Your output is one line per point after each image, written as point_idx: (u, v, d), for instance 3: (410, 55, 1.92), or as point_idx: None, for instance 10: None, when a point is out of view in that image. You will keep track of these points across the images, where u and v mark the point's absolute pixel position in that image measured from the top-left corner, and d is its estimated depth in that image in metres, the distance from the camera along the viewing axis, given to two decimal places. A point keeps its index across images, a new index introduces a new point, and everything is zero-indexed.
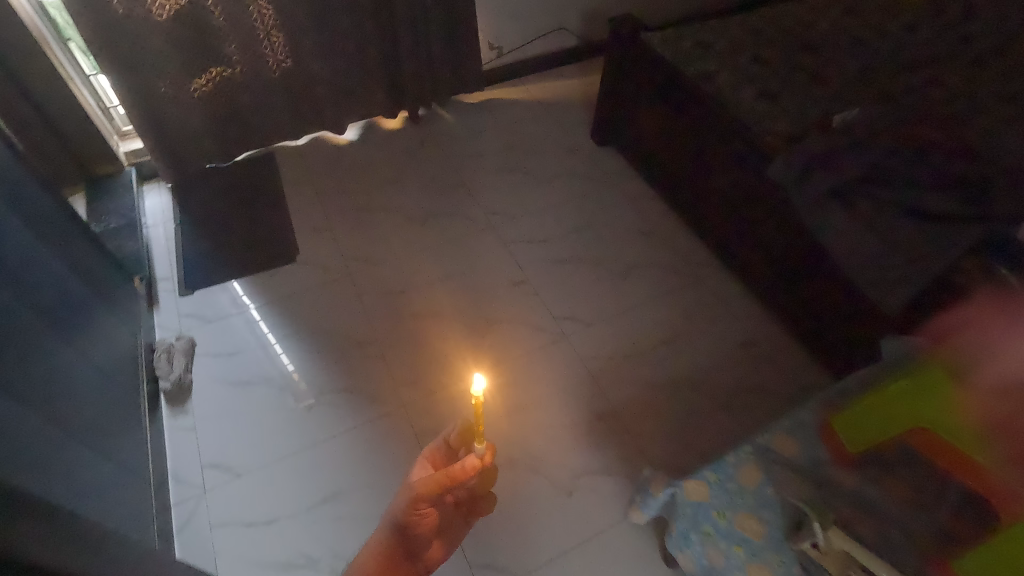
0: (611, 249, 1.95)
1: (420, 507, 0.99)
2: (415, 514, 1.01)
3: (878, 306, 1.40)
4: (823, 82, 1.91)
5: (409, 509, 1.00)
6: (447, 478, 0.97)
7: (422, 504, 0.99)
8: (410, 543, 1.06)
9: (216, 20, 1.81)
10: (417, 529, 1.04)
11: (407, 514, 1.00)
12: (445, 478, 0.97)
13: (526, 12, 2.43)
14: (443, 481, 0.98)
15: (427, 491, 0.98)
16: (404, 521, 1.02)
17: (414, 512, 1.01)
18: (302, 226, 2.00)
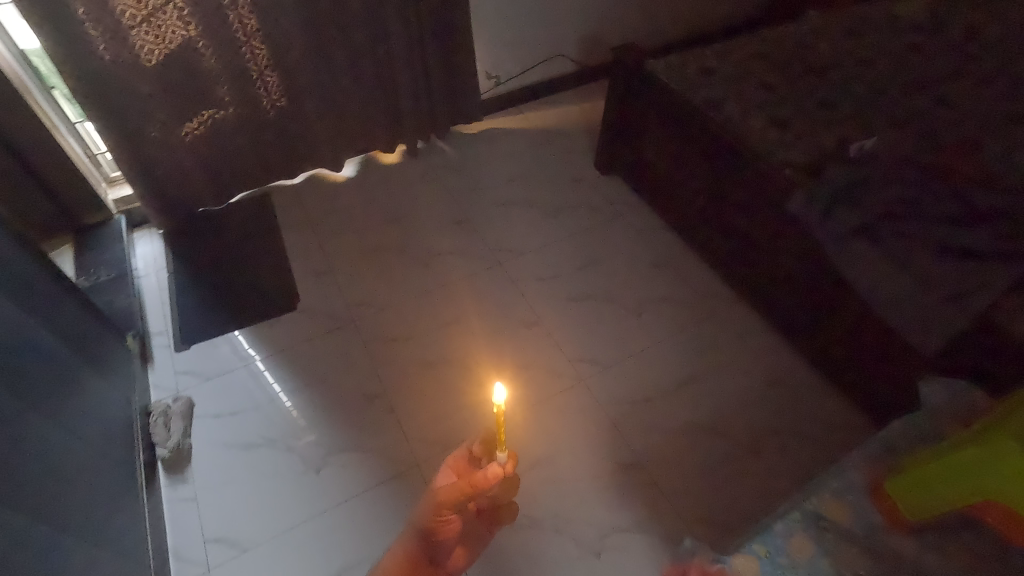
0: (624, 284, 1.89)
1: (445, 511, 1.09)
2: (439, 523, 1.09)
3: (914, 347, 1.33)
4: (833, 106, 1.86)
5: (435, 515, 1.09)
6: (467, 485, 1.06)
7: (446, 510, 1.09)
8: (434, 551, 1.14)
9: (207, 62, 1.74)
10: (439, 538, 1.12)
11: (431, 520, 1.10)
12: (468, 485, 1.06)
13: (524, 40, 2.38)
14: (465, 489, 1.07)
15: (452, 497, 1.07)
16: (428, 527, 1.11)
17: (438, 519, 1.09)
18: (301, 270, 1.92)
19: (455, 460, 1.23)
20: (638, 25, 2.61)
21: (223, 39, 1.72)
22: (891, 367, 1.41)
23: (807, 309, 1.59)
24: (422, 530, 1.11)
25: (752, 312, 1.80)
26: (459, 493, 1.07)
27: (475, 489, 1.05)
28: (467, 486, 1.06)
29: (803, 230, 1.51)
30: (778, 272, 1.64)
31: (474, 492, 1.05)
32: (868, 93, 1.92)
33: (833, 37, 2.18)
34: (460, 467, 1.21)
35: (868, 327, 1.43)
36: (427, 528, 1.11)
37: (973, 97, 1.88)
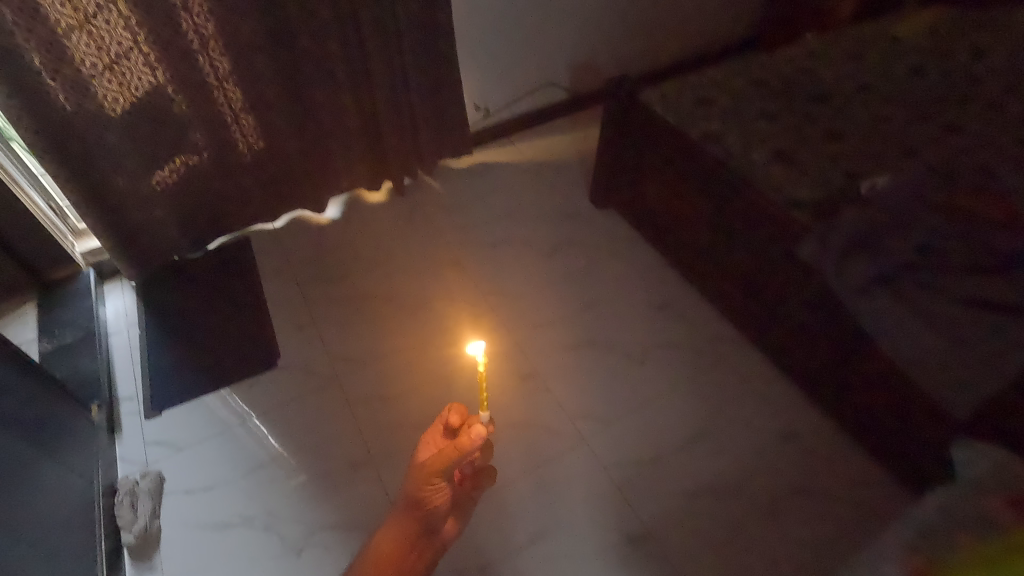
0: (626, 330, 1.78)
1: (434, 483, 1.17)
2: (429, 490, 1.18)
3: (943, 408, 1.23)
4: (839, 136, 1.77)
5: (424, 486, 1.17)
6: (452, 450, 1.11)
7: (434, 480, 1.15)
8: (429, 520, 1.22)
9: (177, 108, 1.65)
10: (432, 506, 1.20)
11: (422, 490, 1.17)
12: (451, 451, 1.12)
13: (512, 70, 2.29)
14: (453, 457, 1.12)
15: (437, 468, 1.14)
16: (418, 496, 1.18)
17: (428, 488, 1.17)
18: (283, 323, 1.81)
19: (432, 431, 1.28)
20: (629, 49, 2.53)
21: (194, 83, 1.62)
22: (916, 424, 1.31)
23: (821, 359, 1.49)
24: (415, 499, 1.18)
25: (761, 357, 1.70)
26: (445, 464, 1.13)
27: (462, 454, 1.11)
28: (447, 455, 1.12)
29: (816, 278, 1.41)
30: (790, 319, 1.54)
31: (459, 456, 1.11)
32: (873, 121, 1.83)
33: (833, 61, 2.10)
34: (437, 439, 1.24)
35: (889, 381, 1.33)
36: (419, 497, 1.18)
37: (981, 122, 1.80)
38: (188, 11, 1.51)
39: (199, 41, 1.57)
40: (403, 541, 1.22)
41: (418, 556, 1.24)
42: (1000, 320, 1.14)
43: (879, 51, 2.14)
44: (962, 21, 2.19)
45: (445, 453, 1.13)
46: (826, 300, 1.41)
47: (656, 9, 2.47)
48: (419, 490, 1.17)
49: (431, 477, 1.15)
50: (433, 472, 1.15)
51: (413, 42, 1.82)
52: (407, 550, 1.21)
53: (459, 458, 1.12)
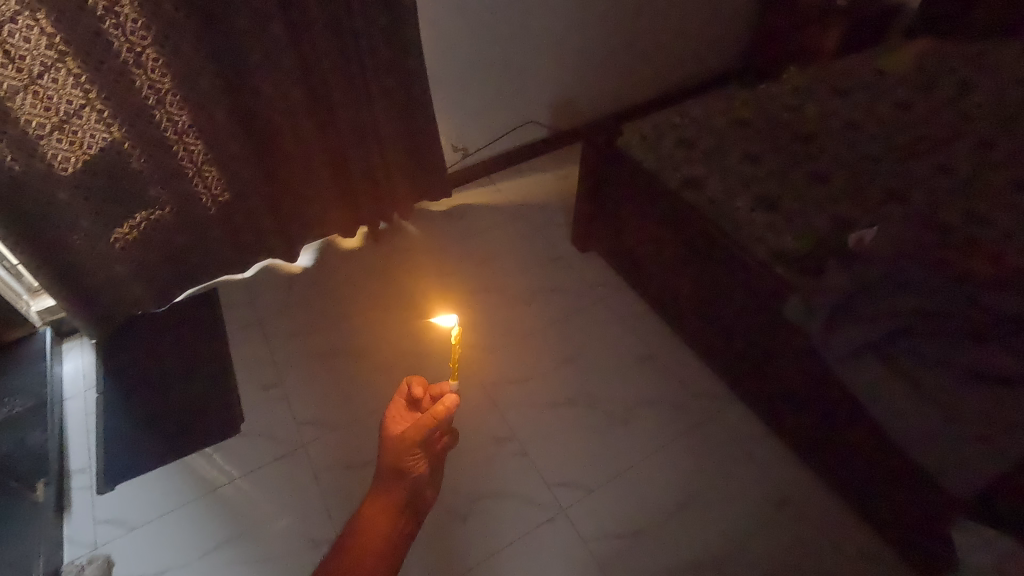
0: (608, 385, 1.70)
1: (415, 451, 1.08)
2: (411, 460, 1.08)
3: (942, 487, 1.15)
4: (824, 178, 1.71)
5: (407, 457, 1.07)
6: (431, 418, 1.06)
7: (416, 447, 1.07)
8: (411, 493, 1.11)
9: (135, 163, 1.57)
10: (415, 476, 1.10)
11: (405, 460, 1.07)
12: (430, 418, 1.06)
13: (491, 110, 2.24)
14: (433, 423, 1.06)
15: (418, 434, 1.06)
16: (398, 470, 1.08)
17: (410, 459, 1.08)
18: (250, 383, 1.74)
19: (394, 405, 1.17)
20: (610, 83, 2.48)
21: (151, 139, 1.55)
22: (914, 498, 1.23)
23: (811, 421, 1.41)
24: (394, 473, 1.08)
25: (750, 413, 1.63)
26: (425, 431, 1.07)
27: (439, 419, 1.06)
28: (427, 422, 1.05)
29: (804, 339, 1.34)
30: (779, 378, 1.46)
31: (438, 422, 1.06)
32: (859, 162, 1.77)
33: (817, 98, 2.04)
34: (400, 413, 1.16)
35: (884, 452, 1.25)
36: (401, 468, 1.08)
37: (970, 163, 1.75)
38: (142, 68, 1.43)
39: (156, 97, 1.49)
40: (386, 517, 1.10)
41: (404, 528, 1.12)
42: (999, 395, 1.06)
43: (865, 85, 2.08)
44: (947, 55, 2.15)
45: (422, 423, 1.06)
46: (814, 362, 1.33)
47: (636, 45, 2.42)
48: (402, 461, 1.07)
49: (412, 446, 1.07)
50: (414, 441, 1.07)
51: (383, 89, 1.76)
52: (393, 523, 1.10)
53: (438, 424, 1.08)
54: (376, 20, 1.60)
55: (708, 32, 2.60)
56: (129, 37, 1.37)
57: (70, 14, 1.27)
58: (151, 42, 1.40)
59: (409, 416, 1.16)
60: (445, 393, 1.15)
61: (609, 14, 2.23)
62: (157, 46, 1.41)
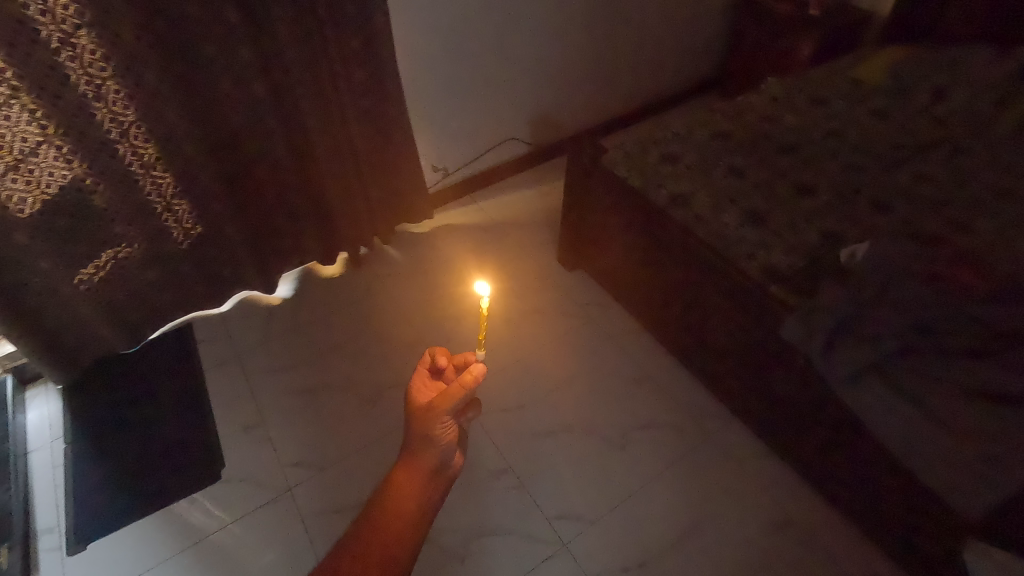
0: (604, 409, 1.66)
1: (445, 418, 1.07)
2: (442, 427, 1.07)
3: (952, 507, 1.14)
4: (810, 190, 1.70)
5: (437, 424, 1.06)
6: (460, 388, 1.06)
7: (445, 415, 1.06)
8: (443, 457, 1.08)
9: (98, 201, 1.47)
10: (445, 442, 1.07)
11: (434, 426, 1.06)
12: (459, 388, 1.06)
13: (470, 129, 2.19)
14: (461, 393, 1.06)
15: (446, 403, 1.06)
16: (431, 435, 1.06)
17: (441, 425, 1.06)
18: (230, 426, 1.65)
19: (417, 376, 1.17)
20: (587, 97, 2.46)
21: (115, 173, 1.46)
22: (924, 519, 1.22)
23: (812, 440, 1.40)
24: (425, 438, 1.06)
25: (748, 431, 1.61)
26: (454, 399, 1.06)
27: (470, 388, 1.06)
28: (456, 391, 1.06)
29: (804, 360, 1.31)
30: (777, 396, 1.44)
31: (468, 390, 1.06)
32: (841, 172, 1.78)
33: (796, 108, 2.05)
34: (425, 383, 1.16)
35: (893, 474, 1.24)
36: (433, 433, 1.06)
37: (948, 169, 1.76)
38: (103, 101, 1.35)
39: (118, 131, 1.41)
40: (419, 478, 1.06)
41: (436, 492, 1.08)
42: (1004, 414, 1.05)
43: (841, 93, 2.10)
44: (919, 61, 2.17)
45: (451, 392, 1.06)
46: (815, 383, 1.31)
47: (612, 58, 2.40)
48: (431, 427, 1.06)
49: (442, 412, 1.06)
50: (443, 408, 1.06)
51: (358, 112, 1.71)
52: (426, 486, 1.06)
53: (466, 394, 1.07)
54: (349, 41, 1.56)
55: (683, 43, 2.60)
56: (88, 69, 1.29)
57: (22, 48, 1.19)
58: (111, 74, 1.32)
59: (435, 386, 1.16)
60: (470, 362, 1.16)
61: (585, 28, 2.21)
62: (119, 78, 1.34)
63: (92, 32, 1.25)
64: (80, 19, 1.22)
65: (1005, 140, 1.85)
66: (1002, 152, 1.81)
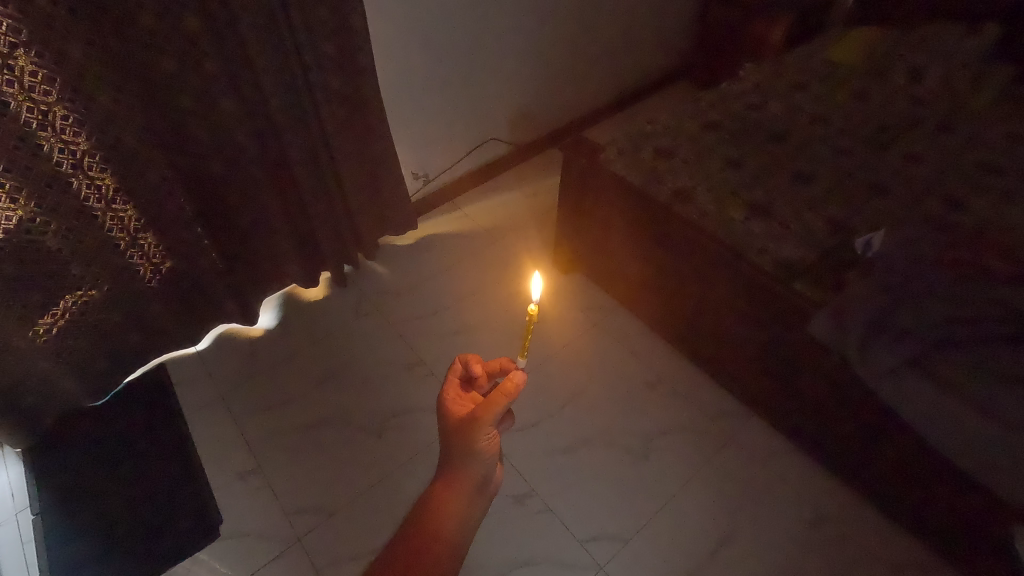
0: (622, 418, 1.60)
1: (486, 430, 0.94)
2: (485, 440, 0.95)
3: (993, 492, 1.14)
4: (808, 179, 1.63)
5: (480, 436, 0.94)
6: (502, 397, 0.93)
7: (488, 427, 0.93)
8: (486, 470, 0.98)
9: (50, 243, 1.28)
10: (487, 454, 0.96)
11: (478, 438, 0.94)
12: (500, 397, 0.93)
13: (449, 132, 2.08)
14: (503, 403, 0.93)
15: (490, 414, 0.93)
16: (475, 449, 0.95)
17: (485, 437, 0.94)
18: (223, 475, 1.51)
19: (450, 386, 1.04)
20: (564, 89, 2.37)
21: (70, 210, 1.28)
22: (962, 504, 1.23)
23: (843, 434, 1.38)
24: (467, 452, 0.95)
25: (767, 427, 1.60)
26: (496, 410, 0.93)
27: (513, 398, 0.94)
28: (497, 401, 0.92)
29: (832, 356, 1.29)
30: (803, 392, 1.42)
31: (510, 400, 0.93)
32: (838, 154, 1.74)
33: (779, 94, 1.94)
34: (460, 394, 1.03)
35: (931, 464, 1.24)
36: (476, 446, 0.95)
37: (936, 149, 1.75)
38: (51, 129, 1.18)
39: (71, 162, 1.24)
40: (463, 495, 0.96)
41: (478, 509, 0.99)
42: None
43: (823, 70, 2.07)
44: (893, 40, 2.14)
45: (493, 403, 0.93)
46: (845, 379, 1.30)
47: (587, 50, 2.32)
48: (475, 439, 0.93)
49: (485, 424, 0.93)
50: (486, 419, 0.93)
51: (336, 123, 1.57)
52: (469, 504, 0.96)
53: (507, 404, 0.94)
54: (324, 47, 1.43)
55: (656, 27, 2.53)
56: (30, 94, 1.12)
57: None
58: (57, 97, 1.16)
59: (469, 397, 1.03)
60: (507, 370, 1.05)
61: (559, 19, 2.12)
62: (68, 101, 1.17)
63: (32, 50, 1.08)
64: (16, 37, 1.06)
65: (983, 118, 1.87)
66: (981, 126, 1.84)
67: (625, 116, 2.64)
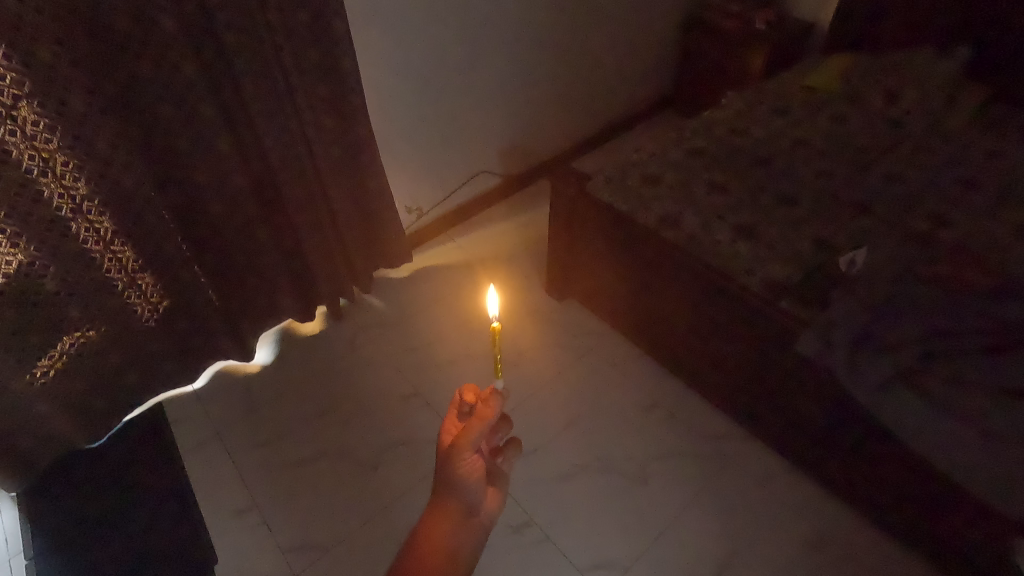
0: (618, 443, 1.60)
1: (466, 455, 0.91)
2: (466, 465, 0.92)
3: (989, 505, 1.14)
4: (792, 201, 1.66)
5: (459, 462, 0.91)
6: (478, 420, 0.89)
7: (466, 452, 0.90)
8: (470, 498, 0.93)
9: (49, 286, 1.30)
10: (470, 481, 0.92)
11: (458, 464, 0.90)
12: (478, 421, 0.90)
13: (441, 166, 2.13)
14: (481, 428, 0.89)
15: (466, 440, 0.90)
16: (454, 476, 0.92)
17: (464, 462, 0.91)
18: (218, 514, 1.50)
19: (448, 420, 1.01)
20: (552, 121, 2.44)
21: (69, 253, 1.31)
22: (960, 520, 1.22)
23: (839, 453, 1.38)
24: (449, 478, 0.92)
25: (766, 447, 1.59)
26: (475, 435, 0.89)
27: (489, 420, 0.90)
28: (474, 426, 0.89)
29: (823, 373, 1.30)
30: (796, 410, 1.43)
31: (487, 424, 0.89)
32: (822, 175, 1.77)
33: (761, 120, 2.00)
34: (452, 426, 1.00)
35: (927, 480, 1.23)
36: (457, 472, 0.91)
37: (915, 168, 1.79)
38: (51, 175, 1.22)
39: (71, 207, 1.28)
40: (451, 525, 0.92)
41: (469, 540, 0.94)
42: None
43: (803, 95, 2.13)
44: (868, 64, 2.21)
45: (470, 427, 0.90)
46: (836, 395, 1.30)
47: (572, 84, 2.40)
48: (454, 466, 0.90)
49: (464, 449, 0.90)
50: (465, 445, 0.90)
51: (329, 160, 1.62)
52: (458, 534, 0.92)
53: (487, 428, 0.90)
54: (316, 89, 1.49)
55: (639, 60, 2.61)
56: (32, 141, 1.17)
57: None
58: (58, 145, 1.20)
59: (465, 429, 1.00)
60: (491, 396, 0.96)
61: (544, 55, 2.20)
62: (69, 148, 1.22)
63: (35, 101, 1.13)
64: (21, 90, 1.11)
65: (959, 137, 1.92)
66: (959, 145, 1.88)
67: (613, 146, 2.71)
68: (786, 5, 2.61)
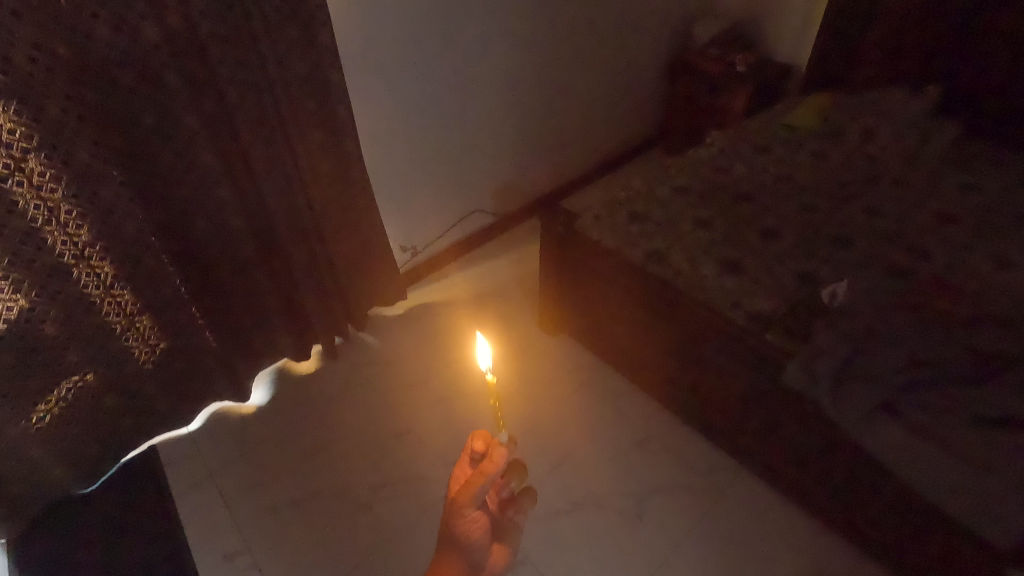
0: (613, 479, 1.60)
1: (466, 512, 0.90)
2: (467, 522, 0.90)
3: (978, 535, 1.15)
4: (775, 235, 1.71)
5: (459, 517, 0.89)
6: (481, 476, 0.86)
7: (467, 507, 0.88)
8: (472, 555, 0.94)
9: (48, 331, 1.33)
10: (471, 538, 0.91)
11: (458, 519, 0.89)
12: (481, 475, 0.86)
13: (435, 206, 2.19)
14: (482, 484, 0.86)
15: (467, 497, 0.88)
16: (454, 532, 0.91)
17: (463, 518, 0.89)
18: (209, 558, 1.49)
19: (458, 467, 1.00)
20: (542, 161, 2.52)
21: (69, 298, 1.34)
22: (951, 551, 1.22)
23: (831, 485, 1.39)
24: (449, 533, 0.91)
25: (760, 481, 1.59)
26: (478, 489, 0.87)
27: (493, 474, 0.86)
28: (476, 480, 0.86)
29: (810, 404, 1.32)
30: (787, 442, 1.44)
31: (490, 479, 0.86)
32: (805, 210, 1.83)
33: (744, 157, 2.07)
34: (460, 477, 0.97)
35: (916, 511, 1.24)
36: (456, 527, 0.90)
37: (894, 202, 1.85)
38: (55, 224, 1.26)
39: (73, 254, 1.31)
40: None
41: None
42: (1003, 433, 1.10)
43: (784, 132, 2.21)
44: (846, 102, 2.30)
45: (472, 481, 0.88)
46: (824, 427, 1.32)
47: (561, 124, 2.49)
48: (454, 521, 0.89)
49: (464, 505, 0.88)
50: (466, 501, 0.88)
51: (325, 203, 1.67)
52: None
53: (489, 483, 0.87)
54: (313, 136, 1.56)
55: (626, 100, 2.71)
56: (38, 191, 1.21)
57: None
58: (64, 194, 1.25)
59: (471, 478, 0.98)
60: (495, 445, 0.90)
61: (533, 98, 2.29)
62: (72, 198, 1.27)
63: (42, 154, 1.19)
64: (29, 143, 1.17)
65: (934, 172, 1.99)
66: (934, 179, 1.95)
67: (603, 183, 2.79)
68: (764, 47, 2.73)
